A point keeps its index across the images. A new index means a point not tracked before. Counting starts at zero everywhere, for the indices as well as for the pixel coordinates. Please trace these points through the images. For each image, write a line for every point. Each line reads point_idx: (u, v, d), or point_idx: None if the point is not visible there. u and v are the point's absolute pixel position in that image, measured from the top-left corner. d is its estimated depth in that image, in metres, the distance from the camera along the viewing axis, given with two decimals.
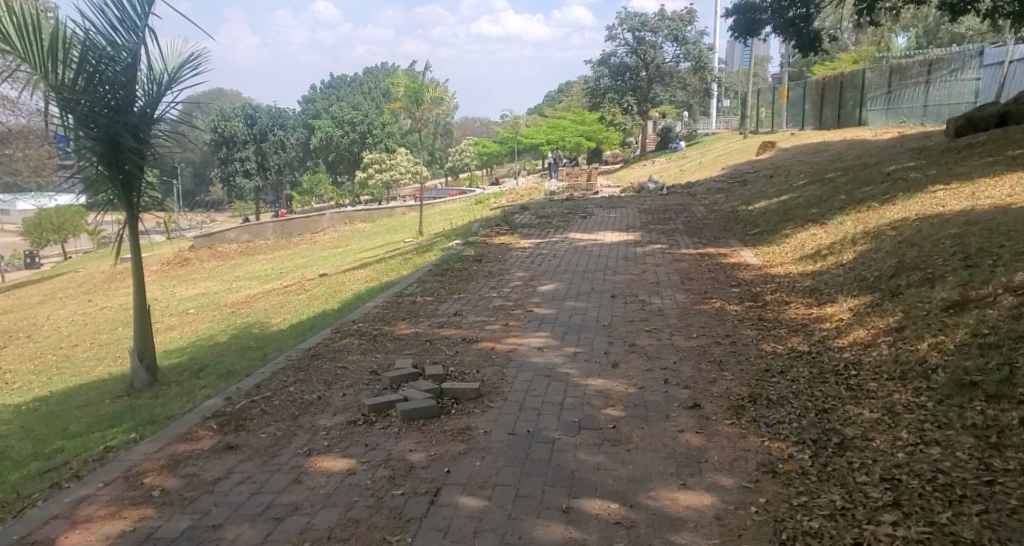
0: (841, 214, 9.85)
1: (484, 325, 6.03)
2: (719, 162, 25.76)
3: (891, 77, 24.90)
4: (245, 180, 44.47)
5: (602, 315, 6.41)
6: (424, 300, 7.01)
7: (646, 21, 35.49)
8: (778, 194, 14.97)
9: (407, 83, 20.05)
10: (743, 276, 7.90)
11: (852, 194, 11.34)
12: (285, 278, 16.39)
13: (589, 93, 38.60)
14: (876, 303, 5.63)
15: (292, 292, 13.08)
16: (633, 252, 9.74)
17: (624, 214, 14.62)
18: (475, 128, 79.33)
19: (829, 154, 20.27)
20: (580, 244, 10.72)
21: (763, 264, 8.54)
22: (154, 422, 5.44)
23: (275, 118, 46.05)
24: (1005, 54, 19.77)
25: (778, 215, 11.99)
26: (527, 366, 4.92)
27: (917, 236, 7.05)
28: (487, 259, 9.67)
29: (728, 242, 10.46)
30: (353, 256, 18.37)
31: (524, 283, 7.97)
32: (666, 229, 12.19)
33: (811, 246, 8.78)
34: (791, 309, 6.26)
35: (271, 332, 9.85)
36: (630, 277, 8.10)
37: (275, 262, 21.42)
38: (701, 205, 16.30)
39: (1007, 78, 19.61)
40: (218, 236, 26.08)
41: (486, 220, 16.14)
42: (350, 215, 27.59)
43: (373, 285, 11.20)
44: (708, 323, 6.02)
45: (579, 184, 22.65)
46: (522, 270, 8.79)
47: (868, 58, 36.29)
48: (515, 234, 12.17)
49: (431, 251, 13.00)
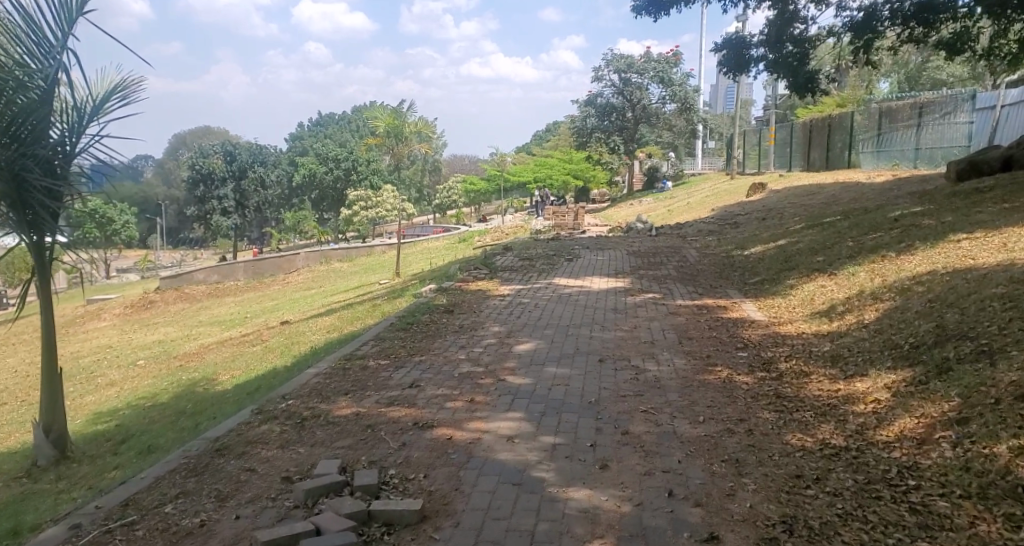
0: (852, 264, 8.91)
1: (443, 403, 4.93)
2: (708, 203, 25.03)
3: (881, 119, 24.36)
4: (223, 218, 43.43)
5: (589, 387, 5.34)
6: (378, 366, 5.93)
7: (632, 62, 35.15)
8: (774, 238, 14.10)
9: (388, 119, 19.19)
10: (751, 335, 6.89)
11: (857, 241, 10.45)
12: (249, 324, 15.27)
13: (575, 132, 38.06)
14: (920, 382, 4.65)
15: (250, 342, 11.93)
16: (623, 303, 8.71)
17: (612, 257, 13.69)
18: (463, 166, 79.02)
19: (823, 196, 19.55)
20: (563, 292, 9.71)
21: (770, 320, 7.55)
22: (17, 527, 4.28)
23: (256, 154, 45.08)
24: (997, 98, 19.43)
25: (778, 262, 11.06)
26: (492, 466, 3.85)
27: (953, 295, 6.13)
28: (459, 310, 8.61)
29: (727, 292, 9.46)
30: (324, 300, 17.30)
31: (499, 342, 6.90)
32: (658, 275, 11.21)
33: (822, 300, 7.84)
34: (813, 384, 5.23)
35: (213, 393, 8.67)
36: (620, 335, 7.06)
37: (243, 305, 20.30)
38: (692, 248, 15.43)
39: (1000, 123, 19.32)
40: (187, 275, 24.92)
41: (466, 261, 15.20)
42: (327, 254, 26.56)
43: (335, 337, 10.11)
44: (716, 401, 4.97)
45: (565, 223, 21.82)
46: (497, 323, 7.76)
47: (854, 100, 36.08)
48: (493, 279, 11.16)
49: (402, 297, 11.97)
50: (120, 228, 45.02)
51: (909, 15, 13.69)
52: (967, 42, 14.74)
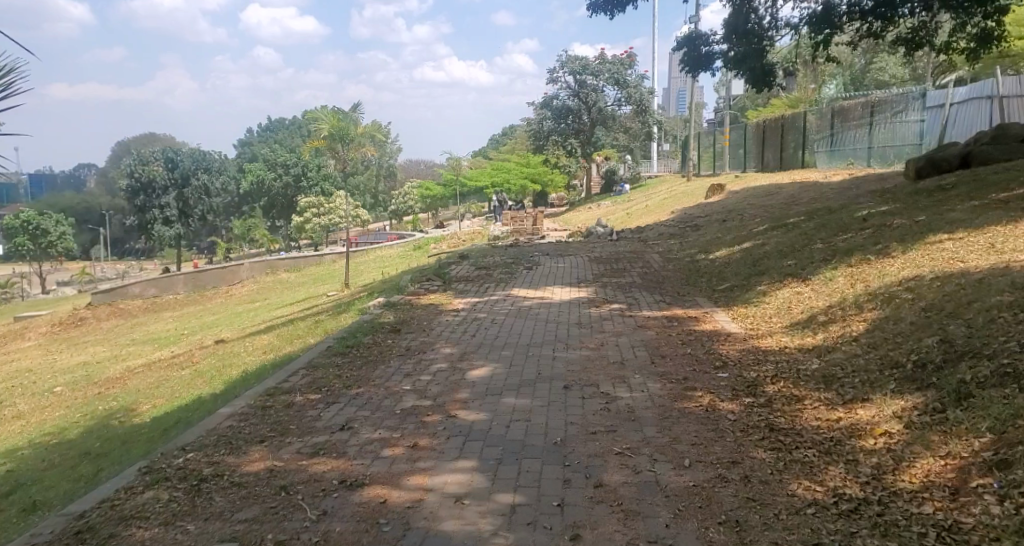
0: (828, 267, 8.32)
1: (379, 450, 4.10)
2: (666, 205, 24.54)
3: (833, 119, 24.15)
4: (165, 227, 41.65)
5: (553, 421, 4.57)
6: (306, 402, 5.07)
7: (586, 63, 34.96)
8: (739, 241, 13.59)
9: (333, 122, 18.19)
10: (729, 351, 6.19)
11: (828, 243, 9.89)
12: (183, 343, 14.14)
13: (532, 134, 37.23)
14: (937, 412, 4.01)
15: (178, 366, 10.85)
16: (588, 317, 7.95)
17: (573, 264, 12.98)
18: (418, 170, 77.85)
19: (783, 196, 19.20)
20: (522, 305, 8.92)
21: (747, 332, 6.87)
22: None
23: (199, 161, 43.49)
24: (945, 97, 19.36)
25: (747, 267, 10.45)
26: (432, 541, 3.06)
27: (952, 304, 5.54)
28: (408, 328, 7.77)
29: (697, 301, 8.79)
30: (267, 314, 16.26)
31: (450, 367, 6.09)
32: (622, 283, 10.50)
33: (801, 309, 7.20)
34: (808, 411, 4.55)
35: (127, 429, 7.63)
36: (586, 355, 6.30)
37: (182, 321, 19.08)
38: (655, 252, 14.83)
39: (949, 122, 19.28)
40: (121, 289, 23.45)
41: (418, 270, 14.33)
42: (273, 265, 25.38)
43: (271, 360, 9.15)
44: (702, 436, 4.25)
45: (523, 228, 21.07)
46: (449, 344, 6.95)
47: (805, 101, 36.24)
48: (447, 291, 10.33)
49: (348, 312, 11.05)
50: (56, 239, 42.89)
51: (866, 10, 13.31)
52: (925, 37, 14.40)
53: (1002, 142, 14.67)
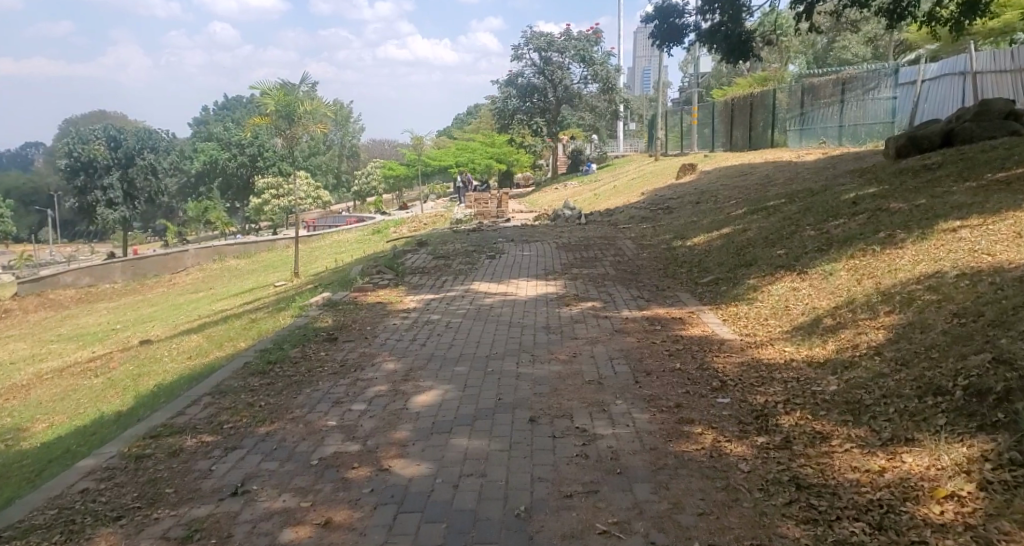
0: (824, 259, 7.37)
1: (276, 532, 3.03)
2: (636, 186, 23.64)
3: (803, 96, 23.33)
4: (109, 210, 39.74)
5: (515, 477, 3.52)
6: (198, 450, 3.98)
7: (552, 40, 33.84)
8: (716, 226, 12.67)
9: (277, 96, 15.49)
10: (725, 366, 5.20)
11: (819, 231, 8.96)
12: (109, 342, 12.89)
13: (496, 113, 35.83)
14: (1019, 467, 3.01)
15: (92, 373, 9.63)
16: (558, 319, 6.90)
17: (539, 252, 11.93)
18: (381, 150, 75.98)
19: (757, 176, 18.40)
20: (482, 303, 7.83)
21: (743, 339, 5.88)
22: None
23: (146, 140, 41.34)
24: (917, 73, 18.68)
25: (730, 257, 9.50)
26: None
27: (995, 308, 4.54)
28: (347, 334, 6.67)
29: (679, 298, 7.81)
30: (205, 308, 15.04)
31: (392, 391, 5.00)
32: (594, 275, 9.49)
33: (802, 311, 6.23)
34: (838, 457, 3.54)
35: (8, 456, 6.49)
36: (557, 373, 5.25)
37: (117, 314, 17.72)
38: (627, 238, 13.85)
39: (922, 98, 18.54)
40: (52, 278, 21.82)
41: (371, 260, 13.17)
42: (221, 251, 23.98)
43: (193, 370, 7.98)
44: (711, 499, 3.23)
45: (489, 211, 19.91)
46: (392, 357, 5.84)
47: (772, 79, 35.49)
48: (398, 286, 9.22)
49: (288, 309, 9.90)
50: None
51: None
52: (908, 7, 13.59)
53: (985, 118, 13.80)
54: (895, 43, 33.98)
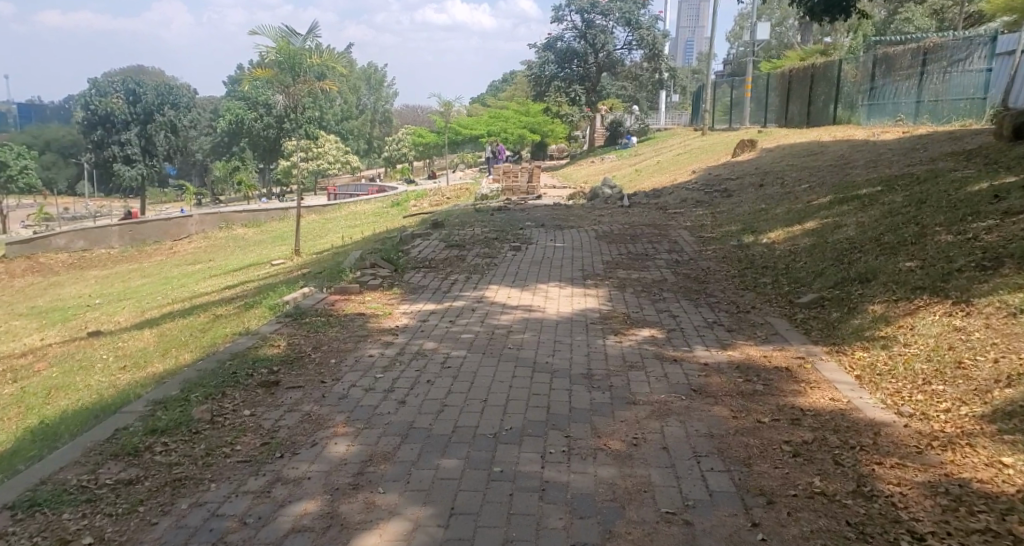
0: (999, 284, 5.01)
1: None
2: (684, 162, 21.17)
3: (875, 68, 20.45)
4: (126, 167, 38.75)
5: None
6: None
7: (596, 2, 31.16)
8: (793, 217, 10.29)
9: (278, 45, 12.95)
10: (903, 493, 3.01)
11: (962, 234, 6.55)
12: (68, 324, 11.06)
13: (532, 80, 33.30)
14: None
15: (11, 377, 7.73)
16: (605, 363, 4.68)
17: (574, 242, 9.69)
18: (413, 116, 73.85)
19: (828, 156, 15.90)
20: (498, 323, 5.65)
21: (912, 428, 3.65)
22: None
23: (165, 95, 39.79)
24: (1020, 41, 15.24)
25: (831, 264, 7.17)
26: None
27: None
28: (298, 372, 4.55)
29: (778, 331, 5.53)
30: (191, 286, 13.16)
31: (325, 518, 2.87)
32: (647, 282, 7.24)
33: (997, 376, 3.95)
34: None
35: None
36: (615, 491, 3.06)
37: (102, 285, 16.00)
38: (680, 227, 11.53)
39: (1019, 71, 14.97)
40: (43, 240, 20.04)
41: (374, 243, 11.08)
42: (228, 218, 22.15)
43: (108, 394, 5.93)
44: None
45: (517, 186, 17.66)
46: (347, 431, 3.67)
47: (831, 51, 32.47)
48: (392, 287, 7.10)
49: (258, 305, 7.86)
50: None
51: None
52: None
53: None
54: (966, 16, 30.77)
